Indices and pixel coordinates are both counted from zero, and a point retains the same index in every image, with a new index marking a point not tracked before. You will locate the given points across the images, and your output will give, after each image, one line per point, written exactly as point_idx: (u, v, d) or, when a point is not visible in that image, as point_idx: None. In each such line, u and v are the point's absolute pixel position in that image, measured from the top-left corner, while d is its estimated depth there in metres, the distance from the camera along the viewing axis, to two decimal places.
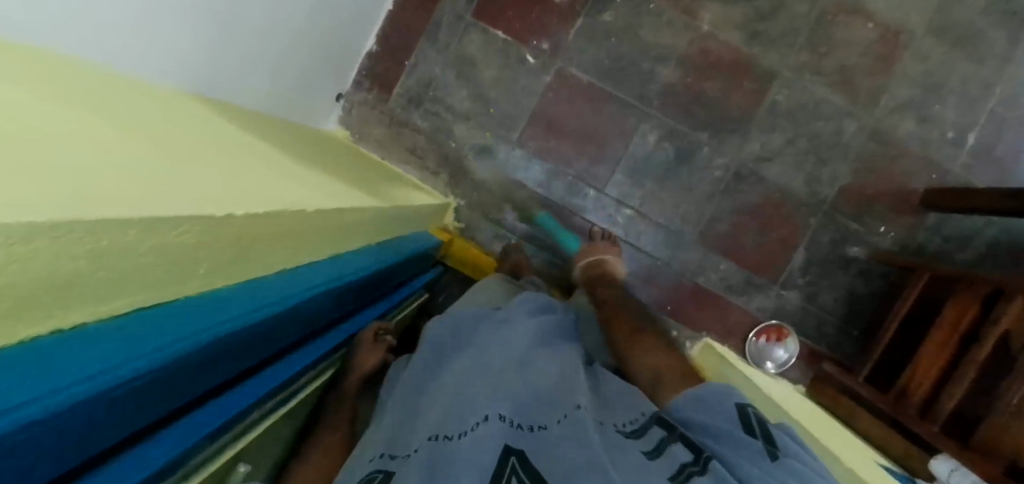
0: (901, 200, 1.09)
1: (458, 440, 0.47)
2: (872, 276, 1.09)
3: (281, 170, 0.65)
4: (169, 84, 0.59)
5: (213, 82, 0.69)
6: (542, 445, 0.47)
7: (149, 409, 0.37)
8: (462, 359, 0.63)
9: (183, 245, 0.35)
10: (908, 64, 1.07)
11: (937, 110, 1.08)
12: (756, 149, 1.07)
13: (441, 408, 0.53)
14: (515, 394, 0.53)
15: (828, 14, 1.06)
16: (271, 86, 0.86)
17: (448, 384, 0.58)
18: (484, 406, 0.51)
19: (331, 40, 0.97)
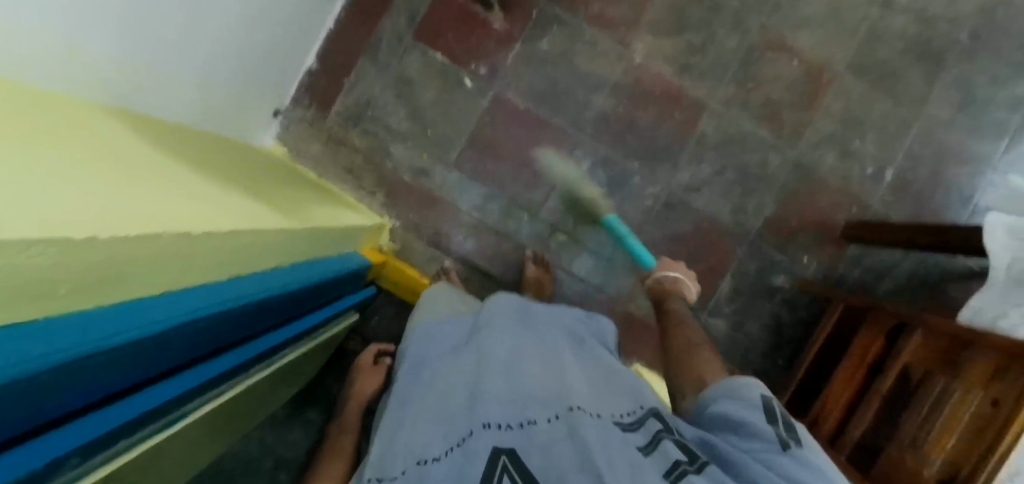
0: (823, 232, 1.13)
1: (441, 460, 0.51)
2: (795, 305, 1.13)
3: (191, 186, 0.64)
4: (85, 94, 0.57)
5: (134, 93, 0.67)
6: (533, 446, 0.50)
7: (44, 399, 0.37)
8: (443, 372, 0.65)
9: (48, 266, 0.34)
10: (831, 101, 1.11)
11: (858, 147, 1.12)
12: (686, 179, 1.10)
13: (429, 427, 0.56)
14: (493, 396, 0.56)
15: (756, 51, 1.09)
16: (201, 96, 0.84)
17: (428, 400, 0.60)
18: (461, 423, 0.54)
19: (266, 61, 0.97)
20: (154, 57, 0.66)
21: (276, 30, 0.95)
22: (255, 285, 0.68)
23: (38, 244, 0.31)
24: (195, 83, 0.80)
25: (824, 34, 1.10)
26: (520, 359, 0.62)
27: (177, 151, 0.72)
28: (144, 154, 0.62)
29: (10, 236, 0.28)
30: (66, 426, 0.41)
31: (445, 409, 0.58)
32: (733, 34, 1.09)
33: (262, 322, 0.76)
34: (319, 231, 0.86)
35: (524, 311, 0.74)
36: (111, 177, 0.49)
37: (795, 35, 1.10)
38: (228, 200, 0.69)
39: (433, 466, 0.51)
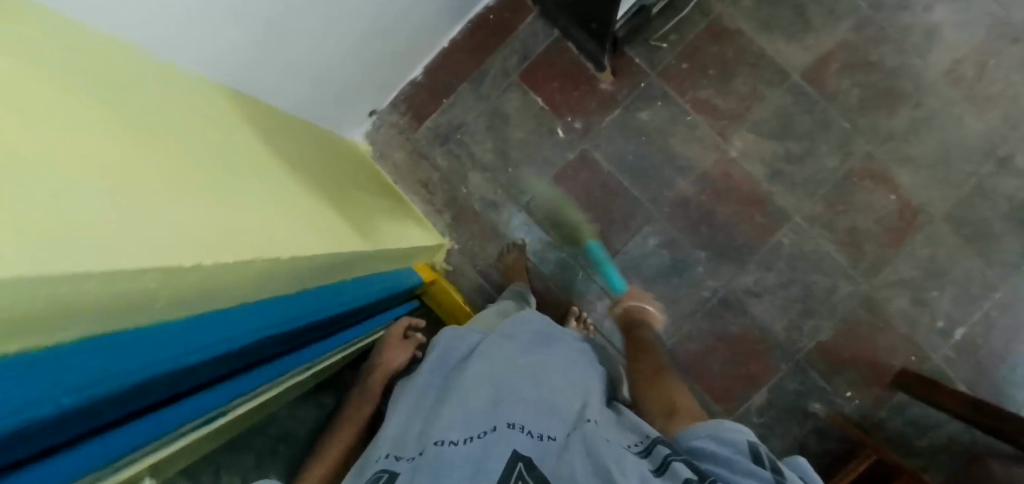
0: (873, 372, 1.09)
1: (459, 445, 0.50)
2: (826, 436, 1.09)
3: (278, 194, 0.67)
4: (202, 76, 0.61)
5: (247, 79, 0.71)
6: (549, 454, 0.50)
7: (100, 412, 0.36)
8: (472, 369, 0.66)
9: (147, 289, 0.37)
10: (917, 245, 1.08)
11: (933, 297, 1.08)
12: (748, 283, 1.09)
13: (453, 412, 0.56)
14: (517, 402, 0.57)
15: (853, 176, 1.07)
16: (311, 90, 0.89)
17: (457, 390, 0.61)
18: (487, 418, 0.55)
19: (379, 66, 1.01)
20: (266, 47, 0.70)
21: (395, 38, 0.98)
22: (315, 304, 0.69)
23: (143, 271, 0.34)
24: (306, 75, 0.84)
25: (927, 177, 1.07)
26: (546, 379, 0.63)
27: (276, 143, 0.75)
28: (247, 151, 0.65)
29: (116, 267, 0.31)
30: (114, 432, 0.39)
31: (471, 405, 0.57)
32: (834, 154, 1.07)
33: (317, 334, 0.75)
34: (384, 254, 0.88)
35: (552, 337, 0.76)
36: (213, 177, 0.52)
37: (898, 170, 1.07)
38: (306, 210, 0.72)
39: (451, 449, 0.50)
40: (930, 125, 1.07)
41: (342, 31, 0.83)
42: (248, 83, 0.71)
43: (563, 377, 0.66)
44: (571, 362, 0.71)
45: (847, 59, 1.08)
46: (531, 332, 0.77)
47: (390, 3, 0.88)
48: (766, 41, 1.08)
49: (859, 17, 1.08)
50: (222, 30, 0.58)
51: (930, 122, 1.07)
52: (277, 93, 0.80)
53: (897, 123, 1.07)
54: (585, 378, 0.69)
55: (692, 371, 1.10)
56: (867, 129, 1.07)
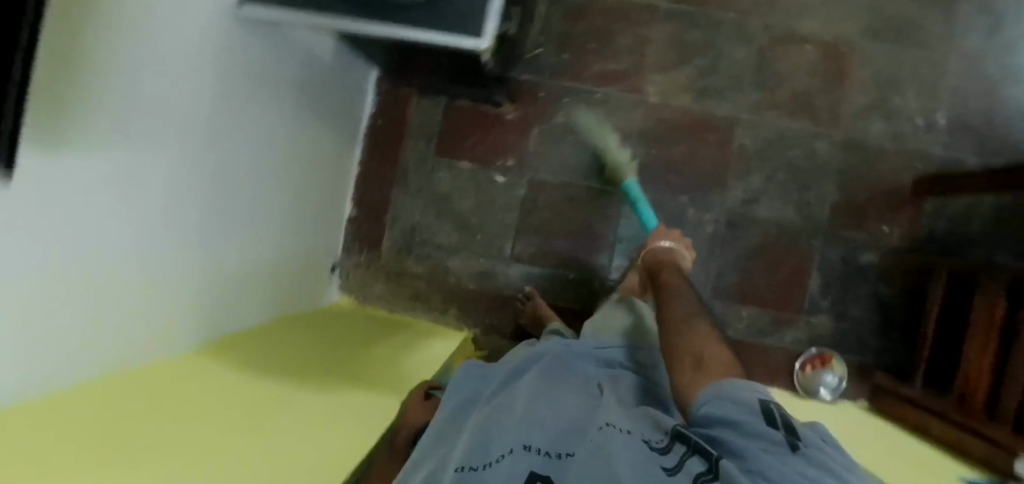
0: (892, 198, 1.09)
1: (482, 472, 0.51)
2: (890, 278, 1.10)
3: (305, 403, 0.70)
4: (173, 344, 0.66)
5: (213, 319, 0.74)
6: (566, 467, 0.50)
7: None
8: (496, 401, 0.67)
9: None
10: (857, 71, 1.08)
11: (899, 105, 1.08)
12: (740, 195, 1.10)
13: (476, 440, 0.58)
14: (539, 423, 0.58)
15: (764, 51, 1.08)
16: (273, 286, 0.91)
17: (478, 420, 0.62)
18: (504, 442, 0.55)
19: (315, 222, 1.02)
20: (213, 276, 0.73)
21: (313, 196, 1.00)
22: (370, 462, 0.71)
23: None
24: (261, 278, 0.87)
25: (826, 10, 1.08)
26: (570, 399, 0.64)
27: (270, 360, 0.77)
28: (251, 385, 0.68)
29: None
30: None
31: (489, 428, 0.59)
32: (738, 44, 1.09)
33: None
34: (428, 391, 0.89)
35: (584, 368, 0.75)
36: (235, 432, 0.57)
37: (800, 21, 1.08)
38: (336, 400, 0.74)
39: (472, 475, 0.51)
40: None
41: (268, 225, 0.86)
42: (215, 321, 0.75)
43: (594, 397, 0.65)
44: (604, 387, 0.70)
45: None
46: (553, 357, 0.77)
47: (289, 174, 0.90)
48: None
49: None
50: (169, 299, 0.63)
51: None
52: (245, 312, 0.84)
53: None
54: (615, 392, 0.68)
55: (744, 300, 1.11)
56: (749, 5, 1.09)
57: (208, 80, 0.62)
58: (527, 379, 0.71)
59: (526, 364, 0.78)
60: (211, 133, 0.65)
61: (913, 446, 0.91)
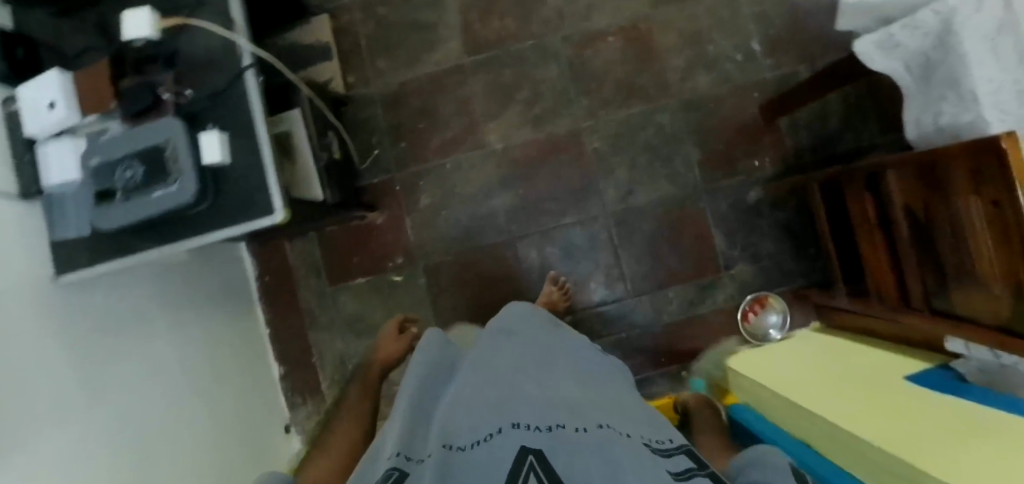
0: (750, 132, 1.12)
1: (471, 451, 0.43)
2: (780, 203, 1.13)
3: None
4: None
5: None
6: (561, 443, 0.43)
7: None
8: (470, 379, 0.59)
9: None
10: (663, 38, 1.13)
11: (714, 49, 1.12)
12: (615, 193, 1.13)
13: (465, 417, 0.49)
14: (524, 403, 0.50)
15: (574, 59, 1.13)
16: (222, 447, 0.89)
17: (457, 396, 0.55)
18: (491, 421, 0.47)
19: (241, 375, 1.03)
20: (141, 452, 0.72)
21: (227, 356, 1.00)
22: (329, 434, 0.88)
23: None
24: (204, 442, 0.85)
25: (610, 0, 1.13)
26: (547, 380, 0.58)
27: None
28: None
29: None
30: None
31: (472, 408, 0.50)
32: (548, 64, 1.14)
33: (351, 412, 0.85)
34: None
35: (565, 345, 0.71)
36: None
37: (592, 20, 1.13)
38: None
39: (460, 457, 0.43)
40: None
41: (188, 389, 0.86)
42: None
43: (570, 383, 0.60)
44: (580, 372, 0.64)
45: (477, 9, 1.15)
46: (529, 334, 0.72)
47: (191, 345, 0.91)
48: (423, 66, 1.15)
49: None
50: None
51: None
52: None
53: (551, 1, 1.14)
54: (586, 378, 0.63)
55: (664, 282, 1.14)
56: (542, 26, 1.14)
57: (59, 353, 0.65)
58: (503, 358, 0.63)
59: (500, 333, 0.72)
60: (87, 385, 0.68)
61: (859, 355, 0.93)
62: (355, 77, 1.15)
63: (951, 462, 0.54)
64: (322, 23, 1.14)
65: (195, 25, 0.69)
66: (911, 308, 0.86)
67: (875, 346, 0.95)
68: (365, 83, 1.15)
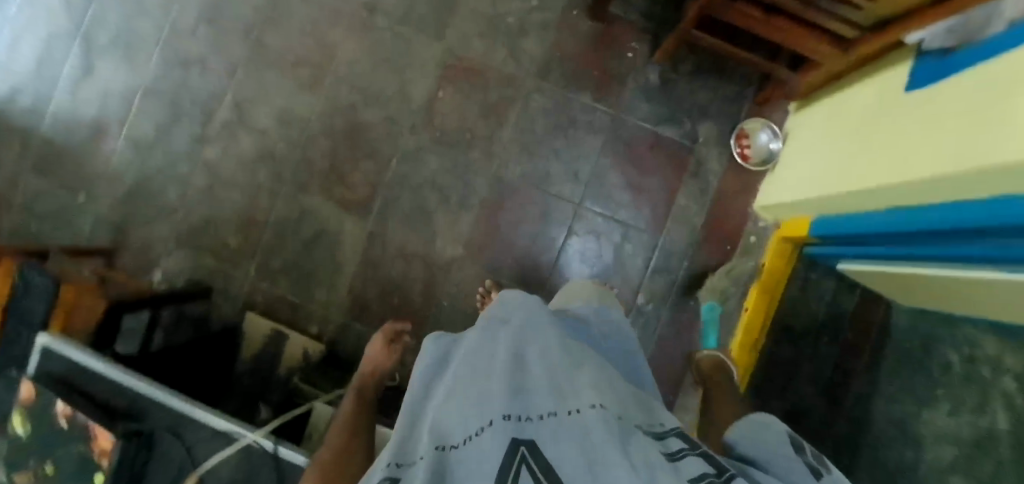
0: (602, 37, 1.09)
1: (461, 448, 0.38)
2: (680, 56, 1.09)
3: None
4: None
5: None
6: (556, 430, 0.37)
7: None
8: (471, 361, 0.51)
9: None
10: (471, 49, 1.09)
11: (513, 16, 1.09)
12: (567, 184, 1.10)
13: (458, 404, 0.43)
14: (525, 389, 0.43)
15: (433, 136, 1.10)
16: None
17: (452, 383, 0.48)
18: (483, 409, 0.40)
19: None
20: None
21: None
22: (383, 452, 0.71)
23: None
24: None
25: (409, 69, 1.10)
26: (546, 349, 0.50)
27: None
28: None
29: None
30: None
31: (460, 399, 0.44)
32: (422, 161, 1.10)
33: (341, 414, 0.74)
34: None
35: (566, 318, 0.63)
36: None
37: (414, 97, 1.10)
38: None
39: (451, 456, 0.37)
40: (362, 89, 1.11)
41: None
42: None
43: (571, 348, 0.51)
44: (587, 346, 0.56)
45: (333, 185, 1.13)
46: (527, 300, 0.61)
47: None
48: (346, 263, 1.13)
49: (292, 191, 1.14)
50: None
51: (361, 88, 1.11)
52: None
53: (373, 119, 1.11)
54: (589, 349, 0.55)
55: (670, 198, 1.10)
56: (388, 142, 1.11)
57: None
58: (511, 327, 0.55)
59: (500, 307, 0.62)
60: None
61: (852, 103, 0.87)
62: (316, 326, 1.14)
63: (1000, 132, 0.48)
64: (254, 320, 1.11)
65: (207, 468, 0.71)
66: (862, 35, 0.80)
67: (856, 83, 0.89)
68: (326, 321, 1.14)
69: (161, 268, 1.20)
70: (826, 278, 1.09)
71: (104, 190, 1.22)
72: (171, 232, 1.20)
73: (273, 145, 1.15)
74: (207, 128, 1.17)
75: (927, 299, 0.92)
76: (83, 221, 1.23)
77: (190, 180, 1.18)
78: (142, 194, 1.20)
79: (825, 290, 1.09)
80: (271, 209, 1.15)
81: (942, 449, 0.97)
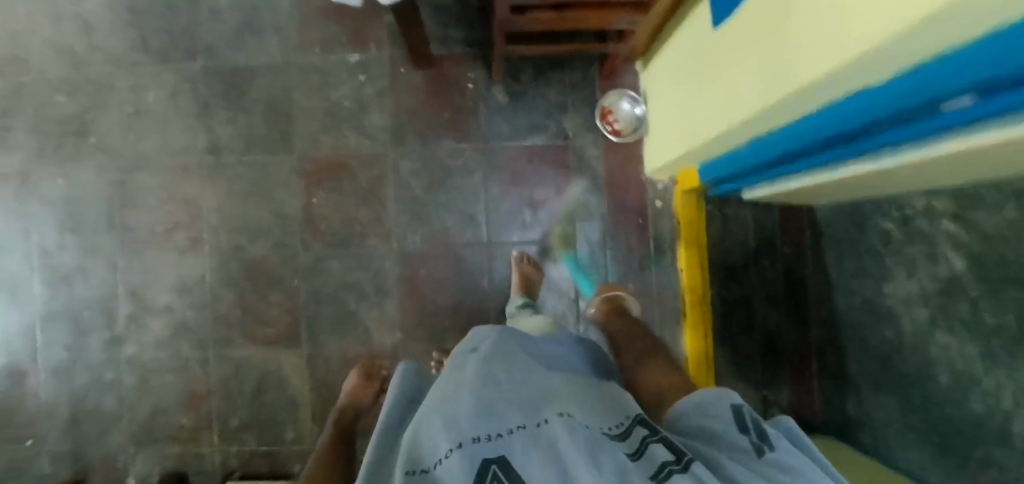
0: (437, 81, 1.08)
1: (436, 468, 0.42)
2: (516, 66, 1.08)
3: None
4: None
5: None
6: (525, 442, 0.41)
7: None
8: (439, 393, 0.51)
9: None
10: (323, 147, 1.08)
11: (346, 99, 1.08)
12: (468, 230, 1.09)
13: (428, 430, 0.46)
14: (486, 409, 0.46)
15: (325, 242, 1.09)
16: None
17: (422, 410, 0.50)
18: (449, 431, 0.44)
19: None
20: None
21: None
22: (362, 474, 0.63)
23: None
24: None
25: (275, 191, 1.09)
26: (500, 372, 0.51)
27: None
28: None
29: None
30: None
31: (429, 423, 0.47)
32: (325, 270, 1.09)
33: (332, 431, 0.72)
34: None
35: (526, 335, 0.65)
36: None
37: (290, 215, 1.09)
38: None
39: (429, 477, 0.42)
40: (240, 228, 1.10)
41: None
42: None
43: (529, 370, 0.53)
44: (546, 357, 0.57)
45: (254, 328, 1.12)
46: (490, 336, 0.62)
47: None
48: (299, 393, 1.12)
49: (220, 350, 1.13)
50: None
51: (238, 228, 1.10)
52: None
53: (262, 251, 1.10)
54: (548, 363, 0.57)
55: (567, 199, 1.09)
56: (286, 266, 1.10)
57: None
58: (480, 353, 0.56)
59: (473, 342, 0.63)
60: None
61: (682, 44, 0.87)
62: (297, 464, 1.13)
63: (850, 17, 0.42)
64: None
65: None
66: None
67: (677, 29, 0.88)
68: (304, 456, 1.12)
69: (132, 476, 1.17)
70: (741, 209, 1.10)
71: (47, 427, 1.18)
72: (126, 439, 1.17)
73: (182, 316, 1.13)
74: (115, 328, 1.15)
75: (840, 195, 0.92)
76: (41, 464, 1.19)
77: (122, 382, 1.16)
78: (84, 415, 1.17)
79: (746, 219, 1.11)
80: (207, 375, 1.14)
81: (916, 312, 0.87)
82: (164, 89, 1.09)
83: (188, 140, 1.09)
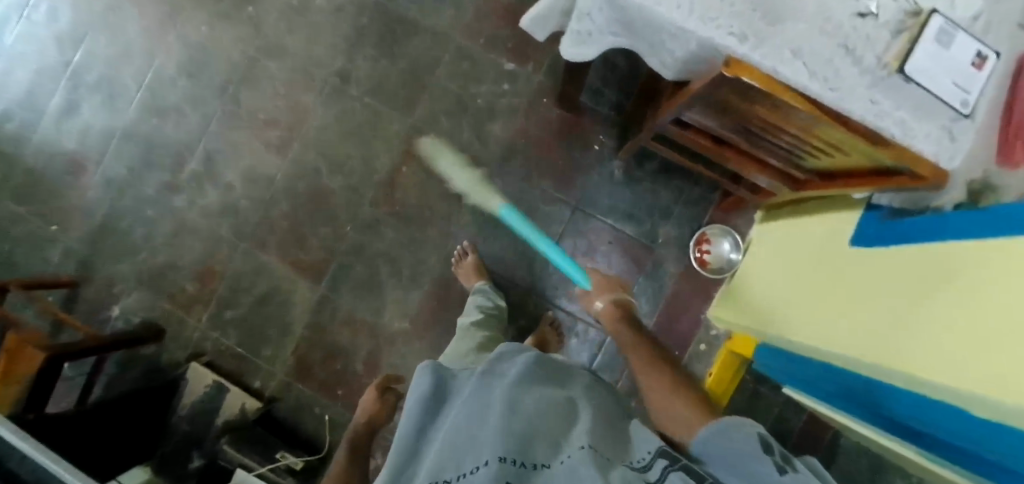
0: (568, 126, 1.08)
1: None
2: (645, 154, 1.07)
3: None
4: None
5: None
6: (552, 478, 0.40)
7: None
8: (467, 411, 0.50)
9: None
10: (438, 127, 1.10)
11: (481, 98, 1.09)
12: (520, 270, 1.09)
13: (459, 445, 0.45)
14: (516, 434, 0.44)
15: (393, 209, 1.10)
16: None
17: (451, 424, 0.49)
18: (478, 449, 0.43)
19: None
20: None
21: None
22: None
23: None
24: None
25: (375, 143, 1.11)
26: (531, 404, 0.49)
27: None
28: None
29: None
30: None
31: (457, 438, 0.45)
32: (378, 233, 1.11)
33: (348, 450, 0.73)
34: None
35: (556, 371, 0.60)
36: None
37: (377, 169, 1.11)
38: None
39: None
40: (328, 156, 1.12)
41: None
42: None
43: (561, 406, 0.51)
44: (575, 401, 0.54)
45: (292, 247, 1.14)
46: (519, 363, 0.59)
47: None
48: (295, 323, 1.14)
49: (252, 246, 1.16)
50: None
51: (327, 154, 1.12)
52: None
53: (335, 185, 1.12)
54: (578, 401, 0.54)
55: None
56: (347, 210, 1.12)
57: None
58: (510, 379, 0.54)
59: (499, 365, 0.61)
60: None
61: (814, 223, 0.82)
62: (259, 380, 1.15)
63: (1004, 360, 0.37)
64: (197, 370, 1.11)
65: None
66: (809, 177, 0.78)
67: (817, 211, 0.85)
68: (269, 378, 1.14)
69: (119, 305, 1.21)
70: (774, 395, 1.07)
71: (76, 224, 1.23)
72: (133, 273, 1.21)
73: (238, 200, 1.16)
74: (177, 177, 1.19)
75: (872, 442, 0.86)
76: (54, 251, 1.23)
77: (158, 224, 1.20)
78: (110, 231, 1.22)
79: (773, 406, 1.07)
80: (229, 261, 1.17)
81: None
82: (333, 3, 1.12)
83: (329, 58, 1.12)
